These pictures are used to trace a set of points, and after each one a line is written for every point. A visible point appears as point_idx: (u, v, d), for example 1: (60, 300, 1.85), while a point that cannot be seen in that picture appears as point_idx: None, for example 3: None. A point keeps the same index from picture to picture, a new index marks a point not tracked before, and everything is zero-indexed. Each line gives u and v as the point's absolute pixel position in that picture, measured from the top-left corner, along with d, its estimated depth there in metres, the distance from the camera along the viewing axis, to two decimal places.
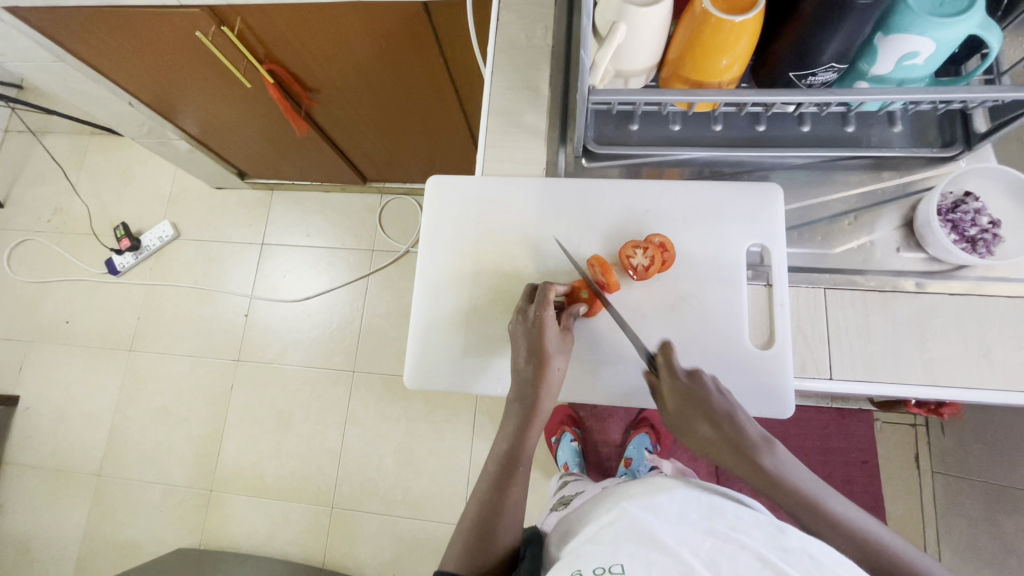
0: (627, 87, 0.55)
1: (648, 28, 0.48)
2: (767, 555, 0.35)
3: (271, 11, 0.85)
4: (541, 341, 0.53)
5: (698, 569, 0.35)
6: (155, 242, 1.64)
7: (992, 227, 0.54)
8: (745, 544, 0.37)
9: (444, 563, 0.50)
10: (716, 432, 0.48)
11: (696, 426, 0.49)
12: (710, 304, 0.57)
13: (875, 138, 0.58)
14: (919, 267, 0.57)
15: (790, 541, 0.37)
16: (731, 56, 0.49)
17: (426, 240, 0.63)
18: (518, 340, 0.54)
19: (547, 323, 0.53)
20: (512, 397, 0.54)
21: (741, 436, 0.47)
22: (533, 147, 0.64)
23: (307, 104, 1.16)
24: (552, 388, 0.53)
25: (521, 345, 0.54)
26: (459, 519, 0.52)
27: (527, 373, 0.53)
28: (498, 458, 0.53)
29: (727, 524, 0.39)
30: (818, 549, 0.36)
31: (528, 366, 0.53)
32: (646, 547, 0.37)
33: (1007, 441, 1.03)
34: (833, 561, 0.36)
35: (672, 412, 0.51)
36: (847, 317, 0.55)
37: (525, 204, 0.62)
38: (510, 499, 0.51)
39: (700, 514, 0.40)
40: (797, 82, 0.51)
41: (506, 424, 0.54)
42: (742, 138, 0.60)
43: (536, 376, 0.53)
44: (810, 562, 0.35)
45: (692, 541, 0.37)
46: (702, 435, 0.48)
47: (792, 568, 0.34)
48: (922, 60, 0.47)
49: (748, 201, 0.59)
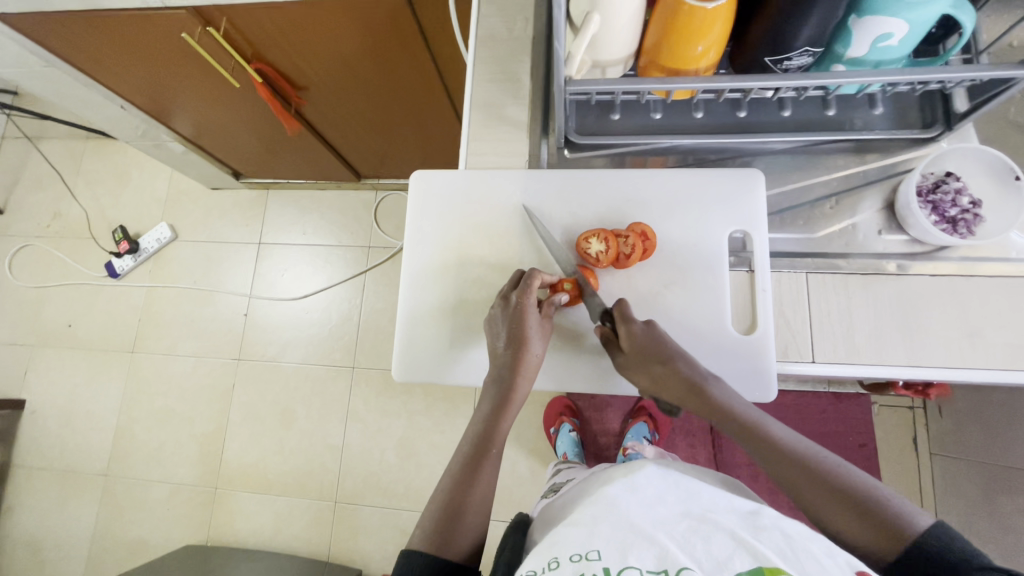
0: (605, 77, 0.55)
1: (622, 18, 0.48)
2: (741, 535, 0.36)
3: (255, 10, 0.86)
4: (520, 325, 0.54)
5: (673, 548, 0.35)
6: (153, 244, 1.65)
7: (973, 207, 0.55)
8: (720, 525, 0.38)
9: (413, 543, 0.49)
10: (668, 371, 0.49)
11: (649, 365, 0.50)
12: (693, 291, 0.58)
13: (856, 121, 0.58)
14: (901, 249, 0.57)
15: (764, 523, 0.38)
16: (706, 42, 0.49)
17: (410, 234, 0.63)
18: (499, 324, 0.55)
19: (527, 308, 0.54)
20: (489, 380, 0.55)
21: (688, 373, 0.49)
22: (515, 139, 0.64)
23: (296, 102, 1.16)
24: (530, 373, 0.54)
25: (501, 330, 0.55)
26: (430, 499, 0.51)
27: (506, 359, 0.54)
28: (473, 436, 0.54)
29: (702, 505, 0.41)
30: (790, 527, 0.38)
31: (507, 351, 0.54)
32: (623, 531, 0.37)
33: (1003, 421, 1.03)
34: (805, 534, 0.37)
35: (628, 357, 0.52)
36: (829, 301, 0.55)
37: (508, 197, 0.62)
38: (482, 479, 0.51)
39: (676, 497, 0.42)
40: (773, 67, 0.51)
41: (481, 409, 0.54)
42: (723, 124, 0.60)
43: (513, 360, 0.53)
44: (782, 540, 0.36)
45: (668, 525, 0.38)
46: (654, 373, 0.50)
47: (764, 546, 0.35)
48: (897, 41, 0.47)
49: (727, 185, 0.59)
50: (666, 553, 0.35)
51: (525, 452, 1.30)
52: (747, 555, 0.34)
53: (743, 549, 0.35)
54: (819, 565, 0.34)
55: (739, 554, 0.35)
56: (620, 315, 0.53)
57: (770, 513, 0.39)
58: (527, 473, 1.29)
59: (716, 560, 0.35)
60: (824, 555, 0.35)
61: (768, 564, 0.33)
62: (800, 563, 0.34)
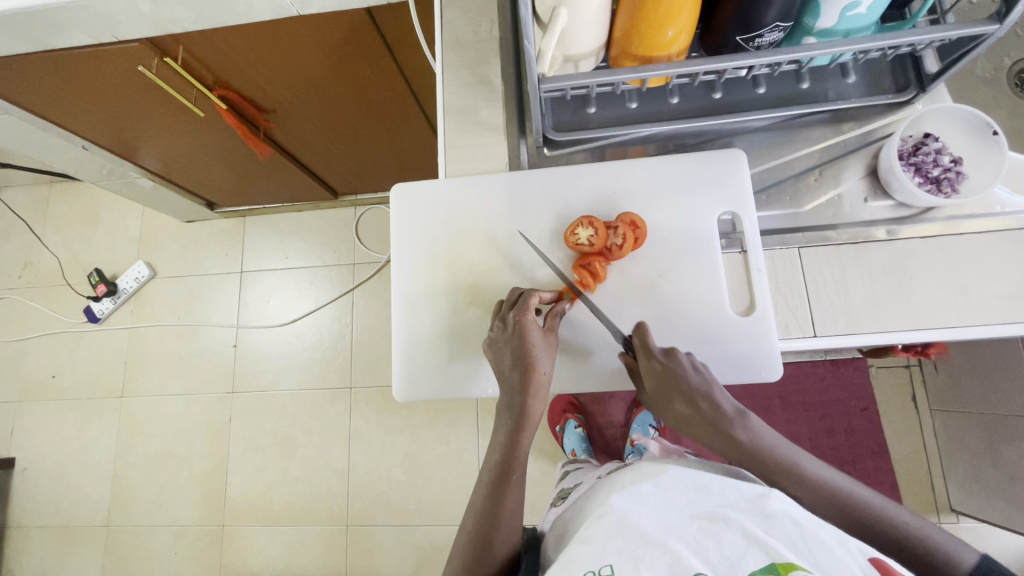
0: (577, 71, 0.54)
1: (592, 10, 0.47)
2: (750, 529, 0.36)
3: (211, 35, 0.83)
4: (524, 347, 0.52)
5: (685, 555, 0.35)
6: (132, 284, 1.61)
7: (954, 165, 0.55)
8: (730, 520, 0.37)
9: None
10: (694, 412, 0.50)
11: (673, 404, 0.51)
12: (688, 277, 0.57)
13: (830, 92, 0.58)
14: (888, 215, 0.57)
15: (772, 509, 0.37)
16: (675, 27, 0.49)
17: (396, 248, 0.62)
18: (504, 351, 0.53)
19: (529, 327, 0.52)
20: (501, 406, 0.54)
21: (714, 413, 0.50)
22: (493, 143, 0.63)
23: (265, 126, 1.14)
24: (542, 391, 0.53)
25: (505, 352, 0.53)
26: (459, 529, 0.51)
27: (517, 383, 0.52)
28: (493, 465, 0.52)
29: (712, 501, 0.40)
30: (799, 512, 0.37)
31: (515, 373, 0.52)
32: (634, 543, 0.37)
33: (996, 371, 1.05)
34: (814, 522, 0.36)
35: (651, 393, 0.53)
36: (823, 274, 0.55)
37: (490, 202, 0.61)
38: (507, 507, 0.50)
39: (687, 499, 0.41)
40: (745, 45, 0.51)
41: (497, 436, 0.54)
42: (699, 107, 0.60)
43: (524, 384, 0.52)
44: (794, 530, 0.35)
45: (677, 528, 0.37)
46: (678, 412, 0.51)
47: (776, 540, 0.35)
48: (865, 9, 0.47)
49: (711, 168, 0.58)
50: (678, 560, 0.35)
51: (533, 454, 1.30)
52: (760, 553, 0.34)
53: (755, 547, 0.34)
54: (832, 556, 0.34)
55: (750, 551, 0.34)
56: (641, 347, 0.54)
57: (778, 496, 0.38)
58: (537, 474, 1.28)
59: (729, 560, 0.34)
60: (836, 544, 0.35)
61: (781, 561, 0.33)
62: (813, 556, 0.34)
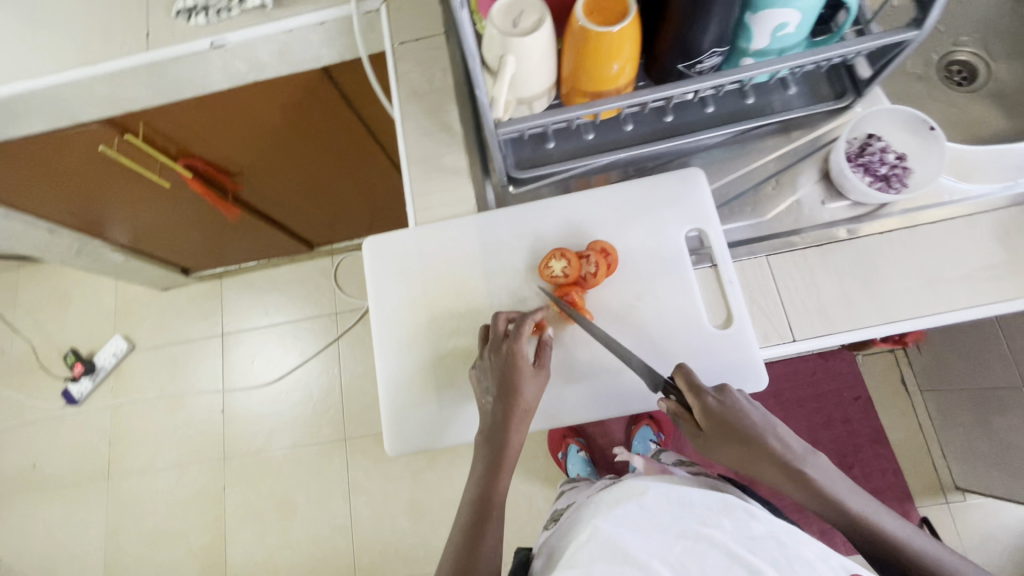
0: (532, 111, 0.55)
1: (537, 54, 0.49)
2: (733, 549, 0.37)
3: (170, 108, 0.85)
4: (511, 377, 0.52)
5: None
6: (110, 360, 1.57)
7: (899, 161, 0.57)
8: (713, 540, 0.39)
9: None
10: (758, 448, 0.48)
11: (735, 444, 0.48)
12: (666, 297, 0.57)
13: (775, 104, 0.61)
14: (846, 214, 0.59)
15: (757, 531, 0.39)
16: (619, 61, 0.50)
17: (372, 301, 0.62)
18: (489, 378, 0.53)
19: (520, 358, 0.52)
20: (481, 439, 0.54)
21: (780, 450, 0.48)
22: (458, 186, 0.64)
23: (233, 188, 1.15)
24: (523, 423, 0.53)
25: (488, 383, 0.53)
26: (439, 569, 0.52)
27: (498, 413, 0.52)
28: (472, 500, 0.53)
29: (696, 518, 0.41)
30: (783, 532, 0.39)
31: (497, 404, 0.52)
32: (620, 564, 0.38)
33: (973, 346, 1.08)
34: (796, 540, 0.38)
35: (708, 433, 0.49)
36: (793, 279, 0.56)
37: (463, 246, 0.61)
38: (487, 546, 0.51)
39: (670, 516, 0.42)
40: (688, 72, 0.53)
41: (476, 469, 0.53)
42: (654, 132, 0.62)
43: (505, 415, 0.52)
44: (777, 549, 0.37)
45: (663, 549, 0.39)
46: (741, 451, 0.48)
47: (759, 558, 0.36)
48: (793, 28, 0.49)
49: (673, 188, 0.60)
50: None
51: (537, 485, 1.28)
52: (741, 569, 0.36)
53: (738, 565, 0.36)
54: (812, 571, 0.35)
55: (732, 567, 0.36)
56: (689, 386, 0.51)
57: (760, 517, 0.40)
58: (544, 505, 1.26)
59: None
60: (817, 561, 0.36)
61: None
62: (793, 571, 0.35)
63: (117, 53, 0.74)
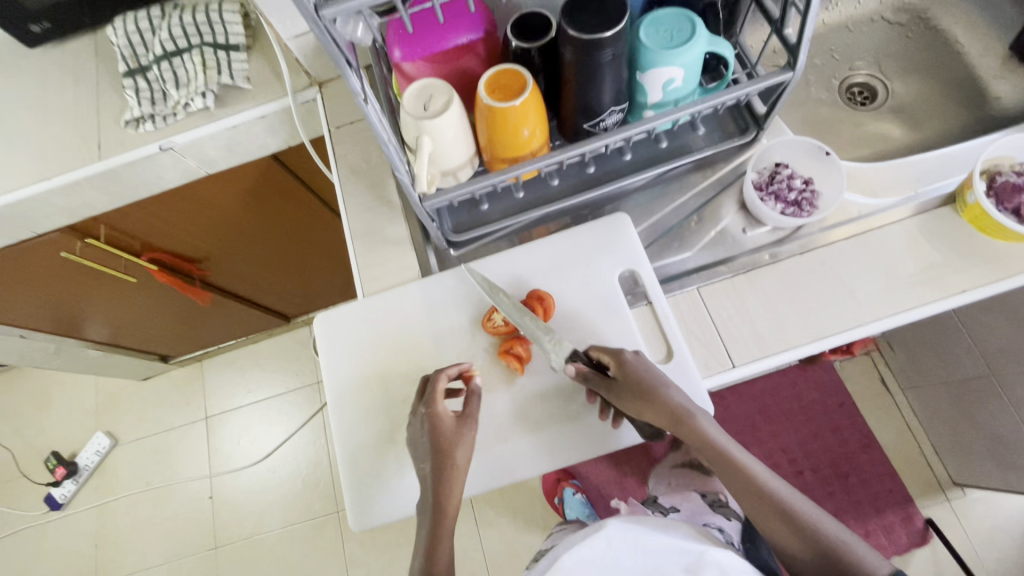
0: (457, 180, 0.59)
1: (450, 131, 0.53)
2: None
3: (128, 208, 0.88)
4: (437, 438, 0.53)
5: None
6: (92, 458, 1.54)
7: (807, 185, 0.61)
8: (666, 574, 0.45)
9: None
10: (661, 403, 0.52)
11: (641, 403, 0.52)
12: (607, 339, 0.60)
13: (686, 145, 0.65)
14: (768, 239, 0.61)
15: (702, 561, 0.46)
16: (527, 128, 0.54)
17: (327, 376, 0.63)
18: (424, 438, 0.54)
19: (439, 421, 0.53)
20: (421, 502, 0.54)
21: (679, 404, 0.52)
22: (401, 255, 0.66)
23: (200, 274, 1.17)
24: (460, 476, 0.53)
25: (419, 439, 0.54)
26: None
27: (437, 485, 0.52)
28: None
29: (652, 554, 0.47)
30: (724, 561, 0.46)
31: (427, 460, 0.53)
32: None
33: (945, 343, 1.14)
34: (733, 567, 0.46)
35: (620, 387, 0.53)
36: (725, 306, 0.59)
37: (410, 312, 0.63)
38: None
39: (629, 553, 0.47)
40: (594, 129, 0.57)
41: (421, 534, 0.52)
42: (579, 183, 0.66)
43: (438, 470, 0.53)
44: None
45: None
46: (647, 407, 0.52)
47: None
48: (681, 82, 0.53)
49: (602, 235, 0.62)
50: None
51: None
52: None
53: None
54: None
55: None
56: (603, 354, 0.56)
57: (706, 548, 0.47)
58: None
59: None
60: None
61: None
62: None
63: (70, 166, 0.78)
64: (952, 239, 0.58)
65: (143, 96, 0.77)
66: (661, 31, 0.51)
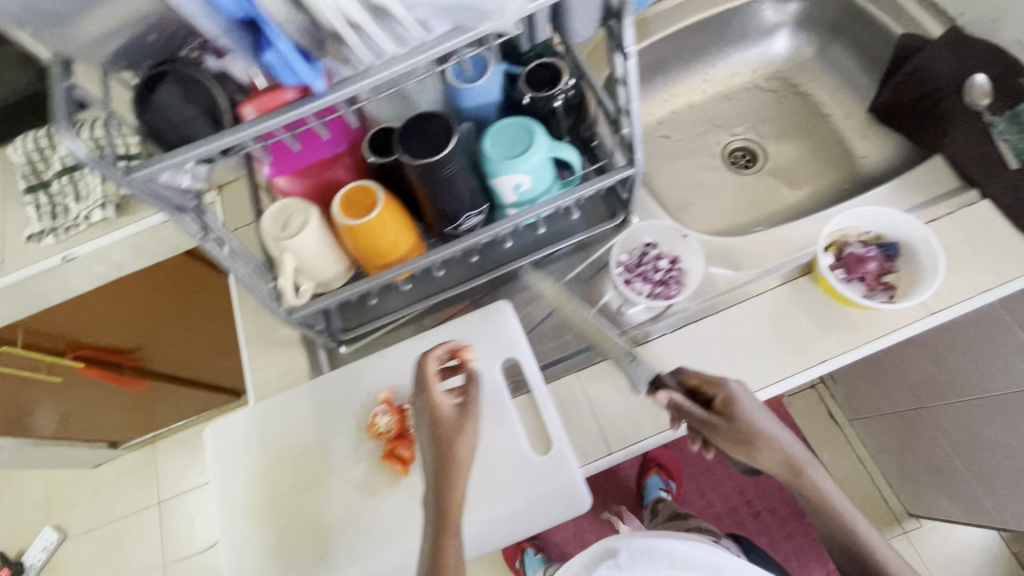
0: (332, 286, 0.60)
1: (311, 247, 0.55)
2: None
3: (46, 316, 0.90)
4: (440, 428, 0.51)
5: None
6: (40, 555, 1.49)
7: (673, 264, 0.63)
8: None
9: None
10: (771, 439, 0.51)
11: (751, 443, 0.50)
12: (488, 436, 0.60)
13: (564, 230, 0.67)
14: (645, 317, 0.63)
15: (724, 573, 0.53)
16: (388, 237, 0.56)
17: (218, 487, 0.63)
18: (423, 424, 0.52)
19: (439, 406, 0.52)
20: None
21: (765, 422, 0.51)
22: (293, 356, 0.67)
23: (136, 364, 1.17)
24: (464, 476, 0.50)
25: (427, 444, 0.51)
26: None
27: None
28: None
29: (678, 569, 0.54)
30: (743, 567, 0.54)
31: (436, 454, 0.51)
32: None
33: (878, 378, 1.15)
34: None
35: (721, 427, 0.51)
36: (602, 390, 0.60)
37: (300, 416, 0.64)
38: None
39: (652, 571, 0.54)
40: (457, 230, 0.59)
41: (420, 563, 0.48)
42: (464, 273, 0.68)
43: (442, 456, 0.50)
44: None
45: None
46: (759, 445, 0.50)
47: None
48: (530, 183, 0.56)
49: (484, 325, 0.64)
50: None
51: None
52: None
53: None
54: None
55: None
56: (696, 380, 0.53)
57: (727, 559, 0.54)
58: None
59: None
60: None
61: None
62: None
63: None
64: (813, 308, 0.60)
65: (44, 211, 0.78)
66: (502, 141, 0.54)
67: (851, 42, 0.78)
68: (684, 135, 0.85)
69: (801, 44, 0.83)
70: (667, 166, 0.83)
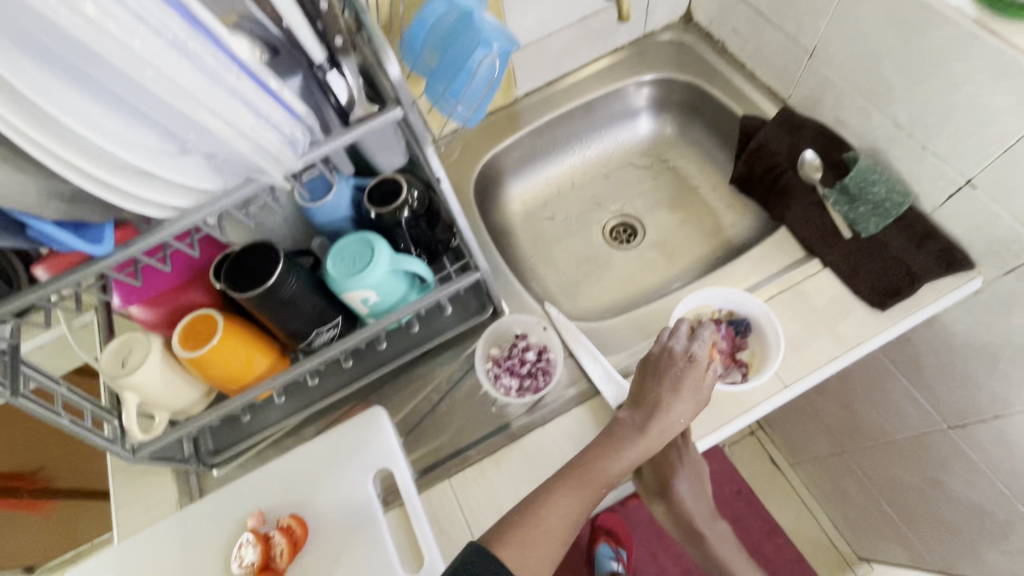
0: (188, 414, 0.58)
1: (153, 381, 0.53)
2: None
3: None
4: (672, 371, 0.55)
5: None
6: None
7: (540, 354, 0.64)
8: None
9: None
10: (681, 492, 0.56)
11: (673, 486, 0.56)
12: (359, 557, 0.57)
13: (437, 327, 0.67)
14: (521, 409, 0.62)
15: None
16: (237, 362, 0.55)
17: None
18: (652, 370, 0.56)
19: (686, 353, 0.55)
20: None
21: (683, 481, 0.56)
22: (161, 485, 0.64)
23: (36, 485, 1.10)
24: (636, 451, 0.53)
25: (661, 368, 0.55)
26: None
27: None
28: None
29: None
30: None
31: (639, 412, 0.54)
32: None
33: (801, 425, 1.16)
34: None
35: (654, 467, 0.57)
36: (475, 495, 0.59)
37: (162, 553, 0.59)
38: None
39: None
40: (314, 345, 0.58)
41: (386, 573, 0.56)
42: (339, 379, 0.66)
43: (650, 411, 0.54)
44: None
45: None
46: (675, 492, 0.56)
47: None
48: (378, 295, 0.56)
49: (357, 434, 0.62)
50: None
51: None
52: None
53: None
54: None
55: None
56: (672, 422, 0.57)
57: None
58: None
59: None
60: None
61: None
62: None
63: None
64: None
65: None
66: (344, 259, 0.54)
67: (707, 124, 0.84)
68: (567, 215, 0.86)
69: (665, 125, 0.88)
70: (551, 248, 0.84)
